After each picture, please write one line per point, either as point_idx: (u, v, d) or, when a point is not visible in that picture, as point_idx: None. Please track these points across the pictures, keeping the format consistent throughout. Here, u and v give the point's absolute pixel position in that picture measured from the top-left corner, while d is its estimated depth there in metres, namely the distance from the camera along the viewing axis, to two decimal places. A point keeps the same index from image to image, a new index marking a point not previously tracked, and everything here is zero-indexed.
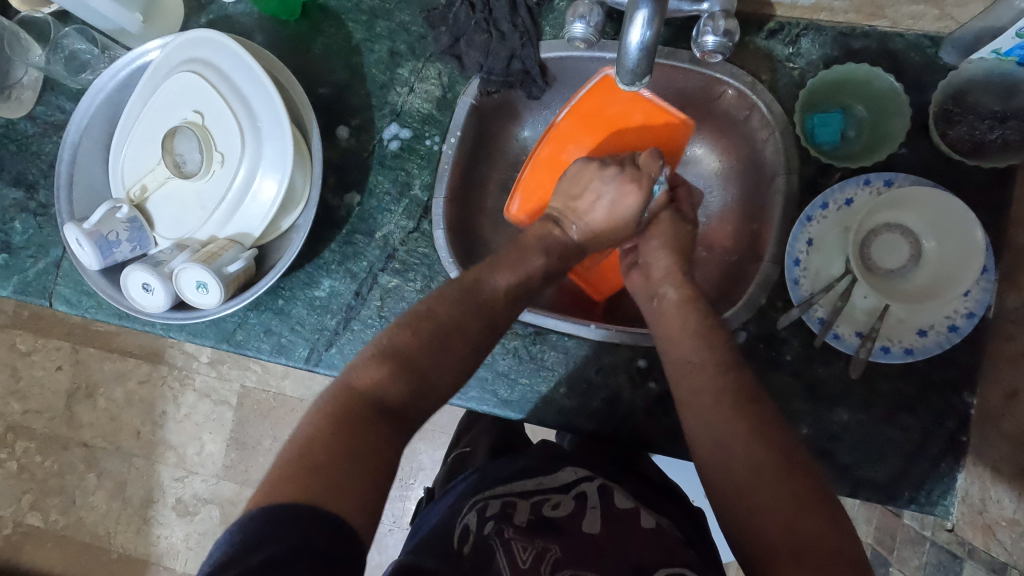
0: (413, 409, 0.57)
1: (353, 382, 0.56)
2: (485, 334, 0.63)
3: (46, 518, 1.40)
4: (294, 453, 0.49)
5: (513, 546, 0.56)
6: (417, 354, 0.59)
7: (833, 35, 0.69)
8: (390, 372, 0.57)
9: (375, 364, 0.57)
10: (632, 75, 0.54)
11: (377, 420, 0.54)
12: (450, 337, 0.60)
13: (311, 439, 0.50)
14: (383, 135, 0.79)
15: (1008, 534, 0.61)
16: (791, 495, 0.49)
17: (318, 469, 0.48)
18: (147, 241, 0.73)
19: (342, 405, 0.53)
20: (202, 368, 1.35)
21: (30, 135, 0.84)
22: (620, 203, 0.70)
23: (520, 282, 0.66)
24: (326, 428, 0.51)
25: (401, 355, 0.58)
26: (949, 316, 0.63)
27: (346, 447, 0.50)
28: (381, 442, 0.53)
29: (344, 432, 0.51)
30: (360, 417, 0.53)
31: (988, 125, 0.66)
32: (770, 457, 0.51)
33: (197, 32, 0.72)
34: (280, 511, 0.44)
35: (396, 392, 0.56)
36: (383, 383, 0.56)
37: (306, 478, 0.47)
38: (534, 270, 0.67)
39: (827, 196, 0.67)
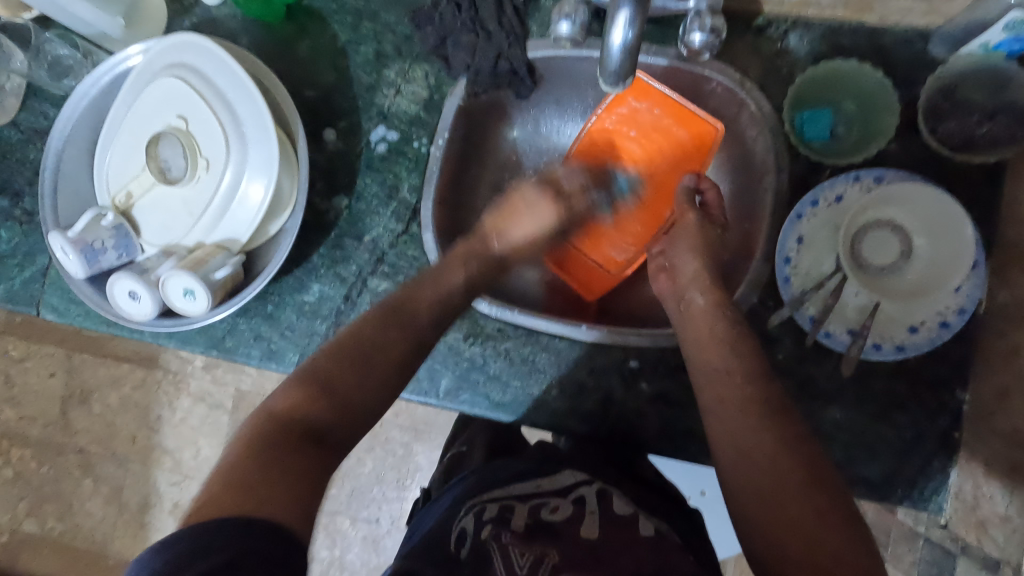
0: (338, 430, 0.57)
1: (276, 405, 0.56)
2: (409, 346, 0.63)
3: (43, 525, 1.39)
4: (215, 481, 0.48)
5: (510, 552, 0.56)
6: (341, 373, 0.59)
7: (822, 31, 0.69)
8: (312, 392, 0.57)
9: (297, 386, 0.57)
10: (615, 76, 0.52)
11: (300, 442, 0.53)
12: (375, 354, 0.61)
13: (231, 466, 0.50)
14: (370, 138, 0.78)
15: (1001, 532, 0.59)
16: (815, 511, 0.48)
17: (246, 488, 0.47)
18: (133, 248, 0.73)
19: (264, 429, 0.53)
20: (196, 372, 1.34)
21: (14, 142, 0.83)
22: (539, 218, 0.75)
23: (443, 298, 0.66)
24: (249, 451, 0.51)
25: (324, 376, 0.58)
26: (940, 313, 0.63)
27: (269, 470, 0.50)
28: (309, 465, 0.52)
29: (267, 455, 0.51)
30: (283, 439, 0.53)
31: (977, 120, 0.65)
32: (789, 467, 0.50)
33: (179, 36, 0.71)
34: (225, 522, 0.44)
35: (322, 411, 0.56)
36: (306, 406, 0.56)
37: (245, 500, 0.46)
38: (450, 280, 0.68)
39: (817, 192, 0.66)
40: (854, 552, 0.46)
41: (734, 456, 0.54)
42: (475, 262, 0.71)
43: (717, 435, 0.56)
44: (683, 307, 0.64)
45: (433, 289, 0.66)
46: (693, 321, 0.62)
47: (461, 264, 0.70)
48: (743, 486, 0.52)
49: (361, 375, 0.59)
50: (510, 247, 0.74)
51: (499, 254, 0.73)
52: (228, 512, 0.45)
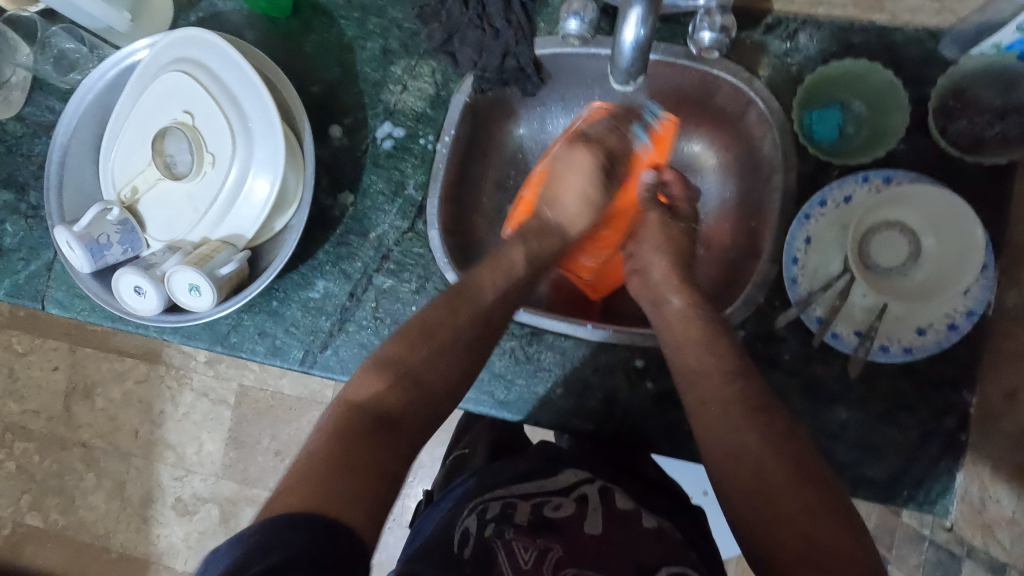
0: (414, 414, 0.59)
1: (354, 394, 0.58)
2: (478, 330, 0.64)
3: (46, 518, 1.39)
4: (295, 472, 0.50)
5: (513, 547, 0.56)
6: (408, 359, 0.61)
7: (831, 30, 0.68)
8: (383, 378, 0.59)
9: (369, 374, 0.60)
10: (626, 75, 0.53)
11: (375, 428, 0.55)
12: (446, 337, 0.63)
13: (309, 455, 0.52)
14: (376, 134, 0.78)
15: (1007, 533, 0.60)
16: (806, 507, 0.48)
17: (319, 480, 0.49)
18: (139, 244, 0.73)
19: (343, 417, 0.56)
20: (199, 367, 1.34)
21: (19, 136, 0.83)
22: (587, 180, 0.76)
23: (507, 279, 0.68)
24: (329, 439, 0.53)
25: (397, 362, 0.60)
26: (949, 314, 0.63)
27: (353, 458, 0.52)
28: (387, 453, 0.54)
29: (344, 445, 0.53)
30: (360, 426, 0.55)
31: (988, 120, 0.65)
32: (780, 465, 0.51)
33: (185, 31, 0.70)
34: (290, 520, 0.44)
35: (396, 398, 0.58)
36: (382, 394, 0.58)
37: (324, 496, 0.48)
38: (515, 264, 0.70)
39: (825, 193, 0.66)
40: (851, 546, 0.47)
41: (725, 460, 0.53)
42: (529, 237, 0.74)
43: (705, 430, 0.56)
44: (688, 309, 0.63)
45: (493, 273, 0.68)
46: (699, 321, 0.62)
47: (521, 241, 0.73)
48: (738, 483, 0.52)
49: (430, 359, 0.61)
50: (562, 215, 0.76)
51: (553, 224, 0.76)
52: (307, 507, 0.46)
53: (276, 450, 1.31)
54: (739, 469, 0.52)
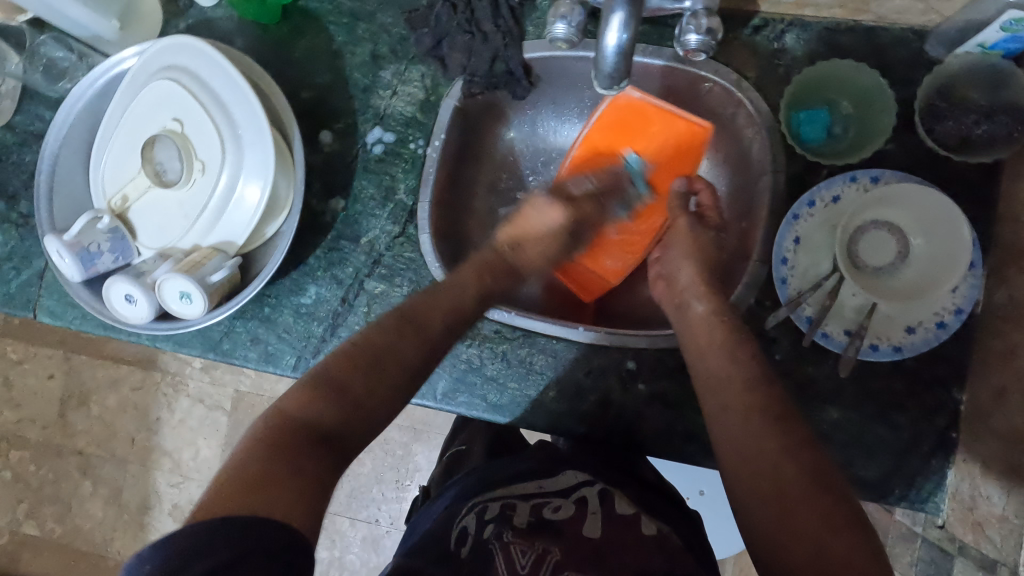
0: (348, 437, 0.57)
1: (285, 408, 0.56)
2: (423, 355, 0.63)
3: (43, 527, 1.39)
4: (223, 479, 0.48)
5: (512, 551, 0.56)
6: (349, 377, 0.59)
7: (817, 31, 0.69)
8: (322, 393, 0.57)
9: (305, 387, 0.57)
10: (610, 79, 0.53)
11: (309, 445, 0.53)
12: (389, 359, 0.61)
13: (238, 465, 0.49)
14: (366, 139, 0.78)
15: (998, 531, 0.59)
16: (819, 516, 0.48)
17: (247, 491, 0.47)
18: (130, 251, 0.73)
19: (274, 429, 0.53)
20: (195, 373, 1.34)
21: (11, 145, 0.83)
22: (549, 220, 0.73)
23: (455, 309, 0.66)
24: (256, 451, 0.51)
25: (336, 381, 0.58)
26: (938, 313, 0.63)
27: (275, 471, 0.50)
28: (314, 469, 0.52)
29: (276, 457, 0.51)
30: (293, 442, 0.53)
31: (974, 120, 0.64)
32: (796, 474, 0.50)
33: (174, 39, 0.71)
34: (223, 525, 0.44)
35: (331, 417, 0.56)
36: (315, 409, 0.56)
37: (251, 500, 0.47)
38: (466, 287, 0.68)
39: (814, 193, 0.66)
40: (861, 559, 0.46)
41: (736, 464, 0.54)
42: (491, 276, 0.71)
43: (722, 432, 0.56)
44: (691, 313, 0.63)
45: (447, 298, 0.67)
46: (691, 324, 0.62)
47: (476, 274, 0.70)
48: (748, 486, 0.52)
49: (372, 380, 0.59)
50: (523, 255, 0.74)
51: (512, 264, 0.73)
52: (229, 511, 0.46)
53: None
54: (745, 470, 0.53)
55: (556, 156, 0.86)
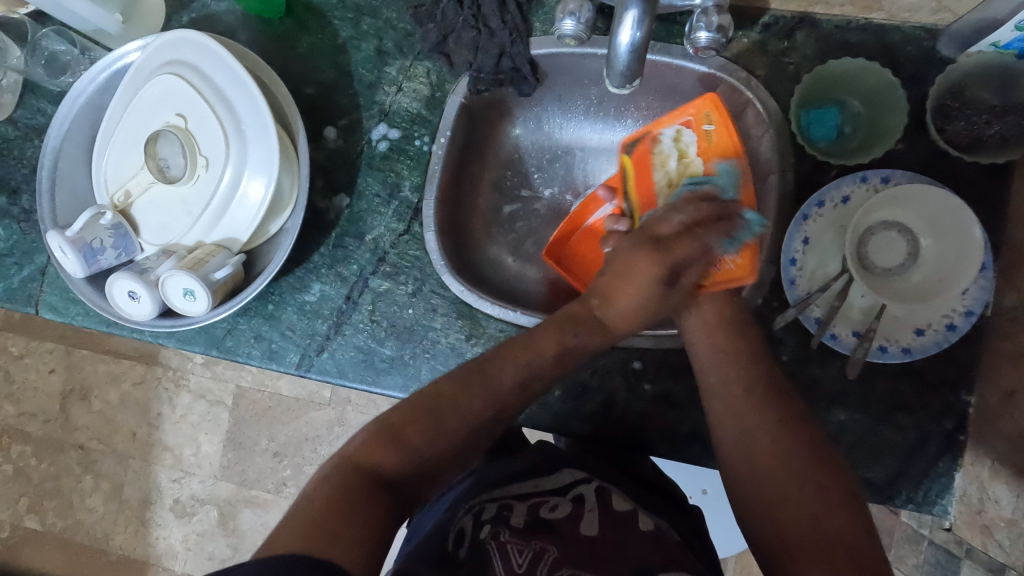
0: (411, 488, 0.58)
1: (350, 457, 0.57)
2: (489, 413, 0.62)
3: (44, 521, 1.39)
4: (293, 518, 0.50)
5: (508, 549, 0.55)
6: (414, 431, 0.60)
7: (828, 29, 0.68)
8: (386, 446, 0.58)
9: (372, 437, 0.59)
10: (622, 77, 0.53)
11: (374, 490, 0.54)
12: (454, 417, 0.61)
13: (306, 504, 0.51)
14: (371, 136, 0.77)
15: (1006, 535, 0.61)
16: (813, 491, 0.52)
17: (315, 529, 0.48)
18: (133, 248, 0.72)
19: (344, 476, 0.55)
20: (196, 369, 1.33)
21: (12, 139, 0.82)
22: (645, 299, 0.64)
23: (529, 368, 0.63)
24: (325, 496, 0.52)
25: (400, 434, 0.59)
26: (947, 315, 0.63)
27: (343, 511, 0.51)
28: (382, 514, 0.53)
29: (345, 499, 0.52)
30: (360, 488, 0.54)
31: (986, 119, 0.64)
32: (796, 450, 0.54)
33: (177, 33, 0.70)
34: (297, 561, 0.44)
35: (396, 469, 0.57)
36: (380, 458, 0.57)
37: (312, 541, 0.47)
38: (543, 347, 0.64)
39: (823, 193, 0.66)
40: (859, 539, 0.49)
41: (737, 454, 0.57)
42: (576, 328, 0.65)
43: (720, 422, 0.59)
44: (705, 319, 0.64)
45: (516, 357, 0.64)
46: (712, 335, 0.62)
47: (556, 330, 0.65)
48: (746, 471, 0.56)
49: (435, 436, 0.60)
50: (615, 315, 0.66)
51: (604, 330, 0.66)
52: (295, 549, 0.45)
53: (275, 451, 1.31)
54: (745, 461, 0.56)
55: (562, 154, 0.85)
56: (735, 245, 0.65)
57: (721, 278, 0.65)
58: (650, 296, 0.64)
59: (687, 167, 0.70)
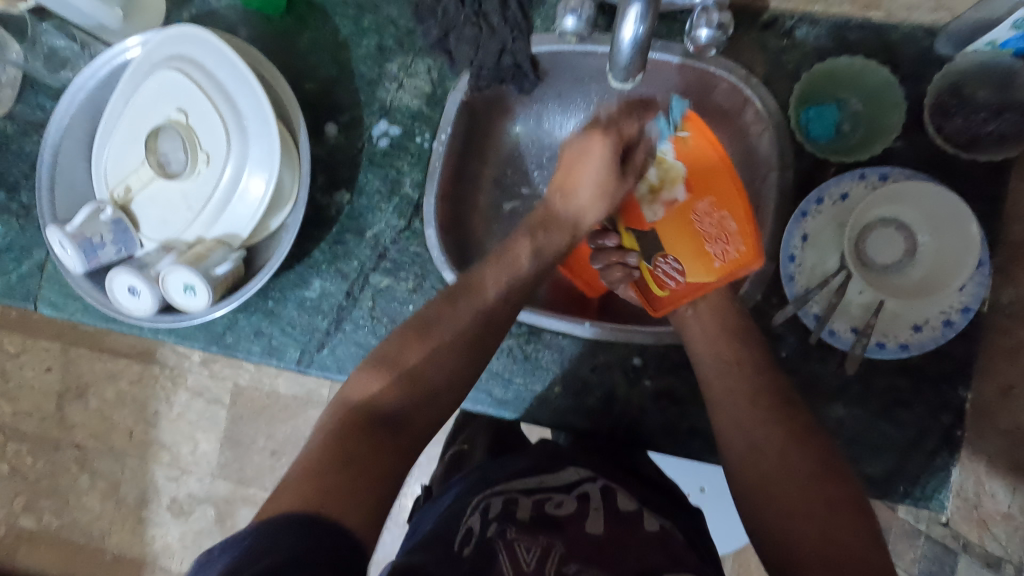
0: (415, 416, 0.58)
1: (352, 395, 0.58)
2: (481, 328, 0.63)
3: (40, 520, 1.39)
4: (296, 471, 0.50)
5: (516, 546, 0.54)
6: (412, 360, 0.60)
7: (828, 27, 0.68)
8: (387, 380, 0.58)
9: (370, 373, 0.59)
10: (625, 72, 0.53)
11: (374, 426, 0.55)
12: (448, 340, 0.61)
13: (308, 453, 0.52)
14: (372, 132, 0.77)
15: (1003, 529, 0.60)
16: (825, 500, 0.52)
17: (320, 477, 0.48)
18: (133, 243, 0.72)
19: (345, 419, 0.55)
20: (194, 367, 1.33)
21: (11, 135, 0.82)
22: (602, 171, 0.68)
23: (514, 279, 0.65)
24: (329, 437, 0.53)
25: (397, 363, 0.60)
26: (944, 311, 0.63)
27: (346, 454, 0.51)
28: (386, 450, 0.54)
29: (346, 444, 0.53)
30: (359, 427, 0.54)
31: (984, 117, 0.64)
32: (804, 460, 0.55)
33: (179, 28, 0.70)
34: (293, 522, 0.44)
35: (396, 399, 0.57)
36: (379, 392, 0.58)
37: (315, 496, 0.47)
38: (520, 259, 0.66)
39: (822, 190, 0.66)
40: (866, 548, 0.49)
41: (744, 459, 0.58)
42: (547, 232, 0.69)
43: (727, 429, 0.60)
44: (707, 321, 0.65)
45: (499, 268, 0.66)
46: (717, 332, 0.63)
47: (527, 235, 0.68)
48: (755, 482, 0.56)
49: (435, 363, 0.60)
50: (573, 207, 0.69)
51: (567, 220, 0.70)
52: (296, 507, 0.45)
53: (273, 449, 1.31)
54: (754, 468, 0.57)
55: (561, 152, 0.86)
56: (732, 234, 0.64)
57: (730, 265, 0.64)
58: (602, 181, 0.68)
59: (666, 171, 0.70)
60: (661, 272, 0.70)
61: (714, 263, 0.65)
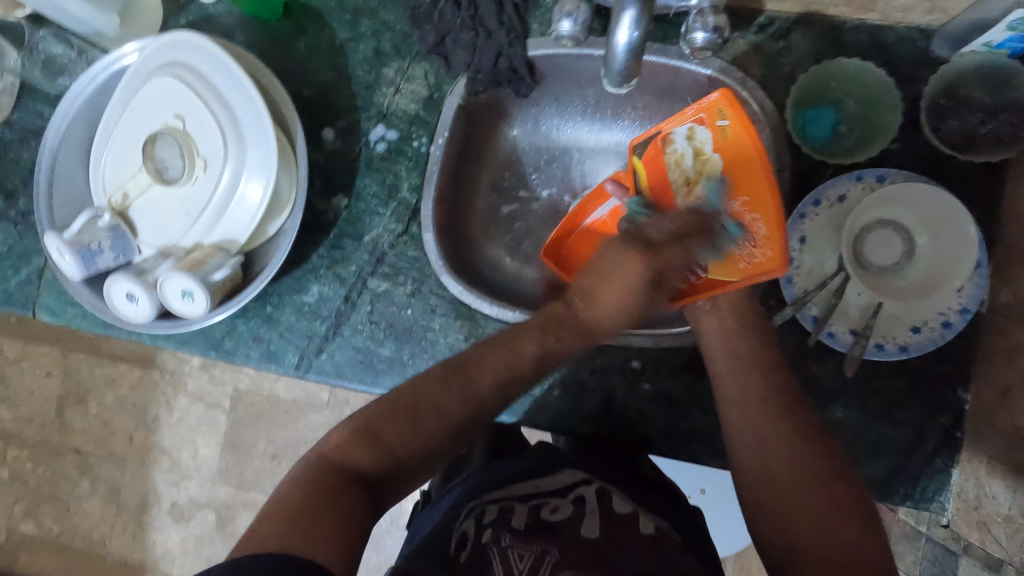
0: (385, 484, 0.59)
1: (325, 451, 0.58)
2: (465, 414, 0.63)
3: (41, 526, 1.39)
4: (270, 515, 0.51)
5: (510, 554, 0.54)
6: (389, 431, 0.60)
7: (823, 29, 0.68)
8: (363, 442, 0.59)
9: (350, 433, 0.59)
10: (620, 78, 0.54)
11: (348, 484, 0.56)
12: (430, 418, 0.61)
13: (282, 500, 0.53)
14: (369, 137, 0.77)
15: (1003, 530, 0.61)
16: (827, 500, 0.52)
17: (294, 527, 0.49)
18: (131, 249, 0.72)
19: (323, 470, 0.56)
20: (194, 372, 1.33)
21: (9, 142, 0.82)
22: (620, 275, 0.62)
23: (510, 369, 0.64)
24: (301, 489, 0.54)
25: (378, 433, 0.60)
26: (943, 313, 0.63)
27: (319, 507, 0.52)
28: (357, 508, 0.54)
29: (321, 495, 0.53)
30: (334, 482, 0.55)
31: (979, 119, 0.65)
32: (805, 461, 0.55)
33: (175, 35, 0.70)
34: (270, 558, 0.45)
35: (371, 465, 0.58)
36: (352, 454, 0.58)
37: (292, 535, 0.48)
38: (524, 356, 0.64)
39: (820, 192, 0.66)
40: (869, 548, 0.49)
41: (745, 458, 0.58)
42: (556, 334, 0.65)
43: (734, 429, 0.60)
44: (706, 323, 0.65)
45: (500, 356, 0.64)
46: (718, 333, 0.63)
47: (537, 333, 0.65)
48: (759, 484, 0.56)
49: (413, 437, 0.61)
50: (595, 314, 0.65)
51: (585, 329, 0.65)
52: (271, 548, 0.46)
53: (273, 453, 1.31)
54: (758, 469, 0.57)
55: (559, 154, 0.86)
56: (760, 238, 0.61)
57: (753, 270, 0.61)
58: (633, 289, 0.62)
59: (704, 164, 0.65)
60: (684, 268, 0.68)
61: (738, 265, 0.62)
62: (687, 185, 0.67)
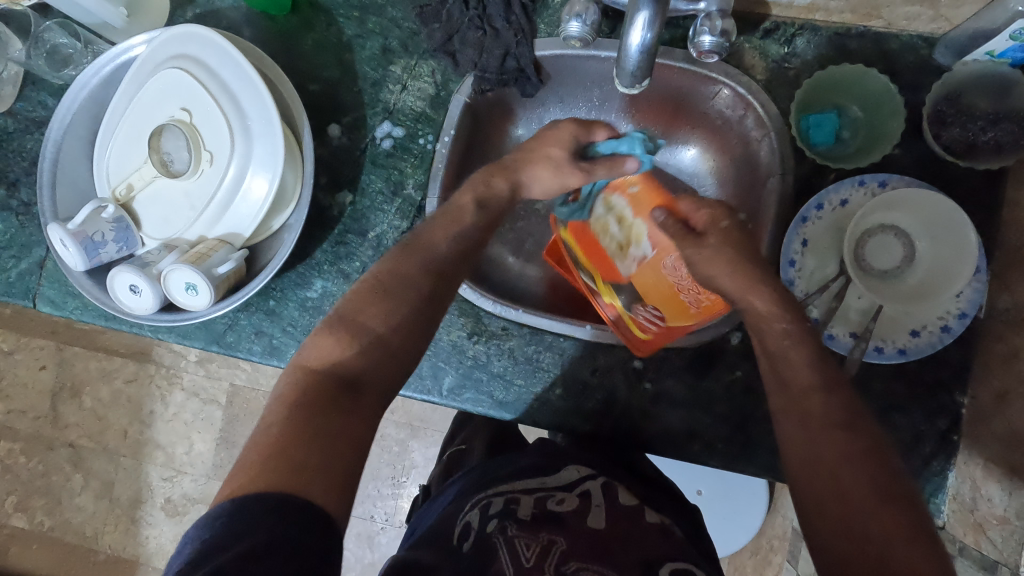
0: (375, 379, 0.57)
1: (305, 365, 0.56)
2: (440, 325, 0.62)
3: (32, 520, 1.37)
4: (259, 444, 0.49)
5: (516, 543, 0.54)
6: (368, 319, 0.59)
7: (828, 36, 0.69)
8: (339, 342, 0.57)
9: (327, 337, 0.58)
10: (632, 78, 0.54)
11: (338, 399, 0.54)
12: (403, 292, 0.60)
13: (267, 430, 0.50)
14: (375, 133, 0.78)
15: (999, 532, 0.59)
16: (864, 478, 0.49)
17: (276, 463, 0.47)
18: (134, 242, 0.72)
19: (304, 383, 0.55)
20: (190, 366, 1.33)
21: (11, 133, 0.82)
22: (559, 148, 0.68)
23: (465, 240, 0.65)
24: (284, 413, 0.52)
25: (359, 324, 0.58)
26: (942, 317, 0.64)
27: (307, 433, 0.50)
28: (348, 421, 0.53)
29: (309, 412, 0.52)
30: (321, 399, 0.53)
31: (981, 126, 0.66)
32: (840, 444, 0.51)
33: (183, 27, 0.70)
34: (243, 505, 0.44)
35: (357, 363, 0.57)
36: (337, 359, 0.56)
37: (281, 475, 0.47)
38: (464, 211, 0.66)
39: (822, 196, 0.67)
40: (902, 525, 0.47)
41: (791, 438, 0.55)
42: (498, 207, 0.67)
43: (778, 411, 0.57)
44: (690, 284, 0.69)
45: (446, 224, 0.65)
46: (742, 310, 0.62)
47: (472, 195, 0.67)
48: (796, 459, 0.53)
49: (387, 316, 0.59)
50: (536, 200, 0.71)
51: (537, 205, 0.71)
52: (257, 488, 0.45)
53: None
54: (795, 453, 0.54)
55: None
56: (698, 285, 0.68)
57: (703, 311, 0.68)
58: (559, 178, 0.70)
59: (630, 229, 0.72)
60: (642, 320, 0.71)
61: (690, 310, 0.69)
62: (621, 248, 0.74)
